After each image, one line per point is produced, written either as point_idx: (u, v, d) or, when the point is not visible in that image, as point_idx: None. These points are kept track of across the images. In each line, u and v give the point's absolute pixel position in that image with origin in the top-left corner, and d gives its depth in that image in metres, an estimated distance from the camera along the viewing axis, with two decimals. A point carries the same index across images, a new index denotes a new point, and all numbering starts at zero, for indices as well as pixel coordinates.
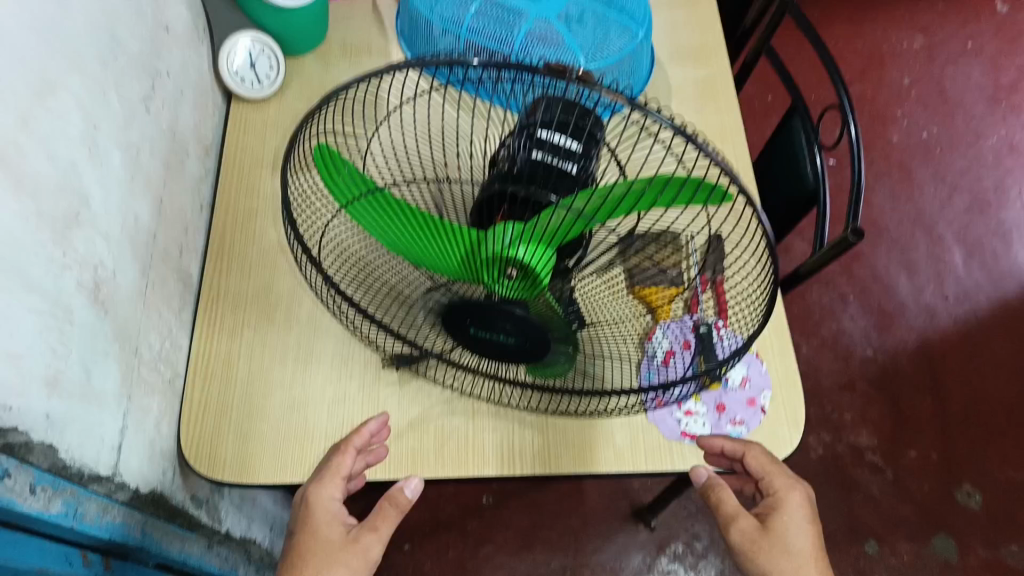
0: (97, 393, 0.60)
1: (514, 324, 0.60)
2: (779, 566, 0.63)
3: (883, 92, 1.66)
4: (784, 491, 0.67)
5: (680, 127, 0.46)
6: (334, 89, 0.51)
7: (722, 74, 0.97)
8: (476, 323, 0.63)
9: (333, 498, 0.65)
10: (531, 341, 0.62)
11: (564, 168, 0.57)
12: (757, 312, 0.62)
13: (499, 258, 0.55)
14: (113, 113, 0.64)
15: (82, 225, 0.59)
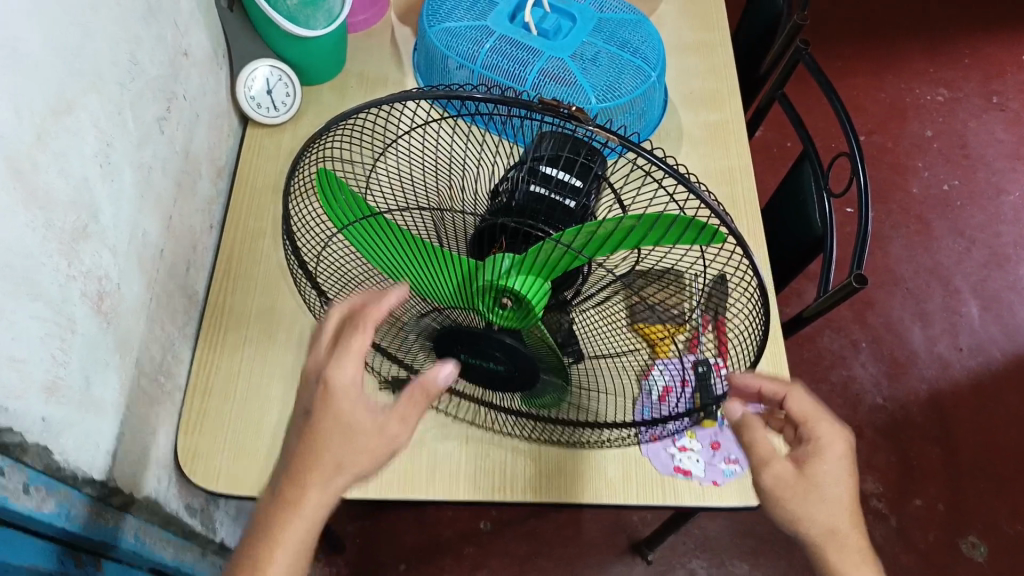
0: (97, 400, 0.62)
1: (503, 350, 0.61)
2: (811, 513, 0.56)
3: (903, 142, 1.66)
4: (828, 440, 0.57)
5: (674, 170, 0.47)
6: (338, 115, 0.52)
7: (734, 119, 0.98)
8: (467, 350, 0.64)
9: (354, 383, 0.53)
10: (520, 368, 0.64)
11: (562, 204, 0.59)
12: (750, 350, 0.62)
13: (492, 287, 0.56)
14: (129, 133, 0.66)
15: (91, 238, 0.61)
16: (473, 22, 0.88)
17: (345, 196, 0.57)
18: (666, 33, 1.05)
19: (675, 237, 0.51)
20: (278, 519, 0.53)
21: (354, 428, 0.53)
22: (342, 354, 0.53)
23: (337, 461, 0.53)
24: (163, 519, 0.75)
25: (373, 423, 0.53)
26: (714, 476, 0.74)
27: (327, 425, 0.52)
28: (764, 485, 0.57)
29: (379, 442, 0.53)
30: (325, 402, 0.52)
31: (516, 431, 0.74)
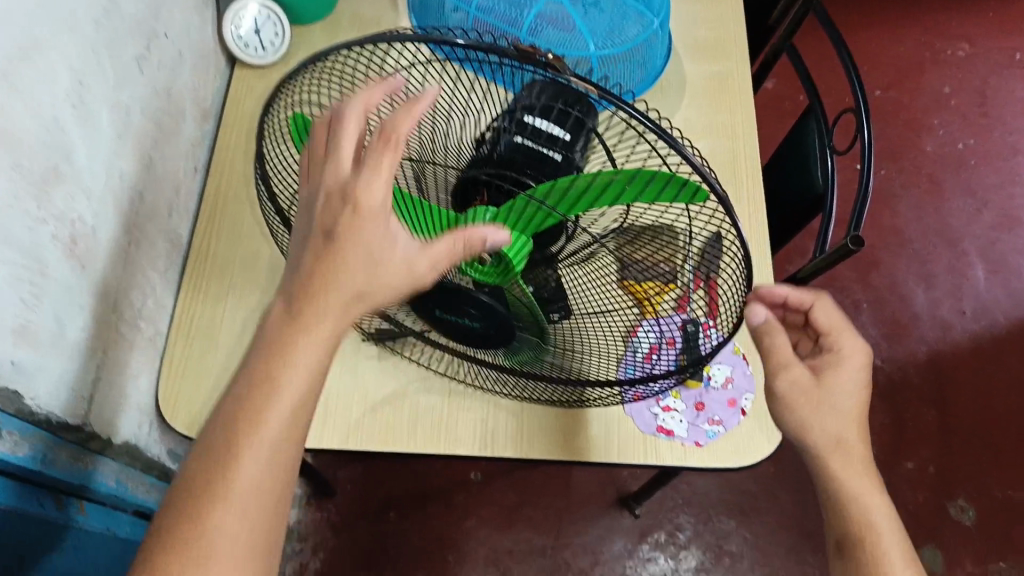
0: (71, 345, 0.61)
1: (478, 307, 0.60)
2: (824, 421, 0.60)
3: (919, 99, 1.61)
4: (848, 350, 0.62)
5: (651, 123, 0.45)
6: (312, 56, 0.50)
7: (739, 71, 0.94)
8: (443, 307, 0.63)
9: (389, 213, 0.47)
10: (495, 325, 0.63)
11: (549, 157, 0.56)
12: (735, 311, 0.60)
13: (470, 243, 0.54)
14: (105, 73, 0.64)
15: (64, 180, 0.59)
16: None
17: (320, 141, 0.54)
18: None
19: (654, 195, 0.49)
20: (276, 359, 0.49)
21: (381, 253, 0.47)
22: (370, 169, 0.45)
23: (359, 291, 0.48)
24: (145, 465, 0.76)
25: (404, 255, 0.48)
26: (696, 437, 0.73)
27: (348, 252, 0.47)
28: (778, 388, 0.61)
29: (406, 275, 0.48)
30: (349, 225, 0.46)
31: (497, 387, 0.73)
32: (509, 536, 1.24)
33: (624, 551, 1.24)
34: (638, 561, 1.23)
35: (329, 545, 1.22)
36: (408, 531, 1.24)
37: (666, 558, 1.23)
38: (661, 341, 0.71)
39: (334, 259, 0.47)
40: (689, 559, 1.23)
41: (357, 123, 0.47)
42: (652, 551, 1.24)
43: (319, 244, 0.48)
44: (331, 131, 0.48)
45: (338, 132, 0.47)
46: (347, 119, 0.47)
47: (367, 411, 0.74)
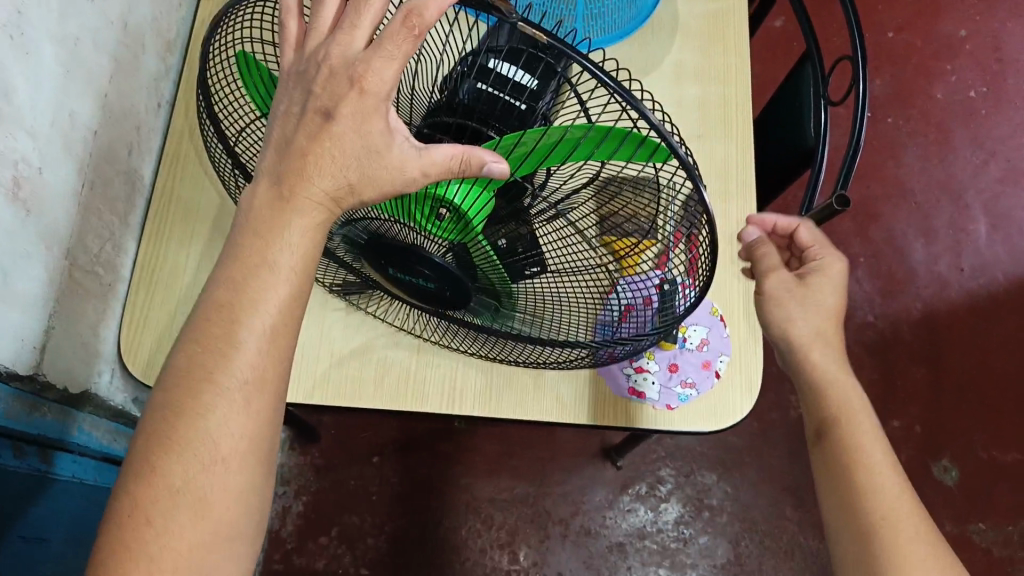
0: (13, 293, 0.59)
1: (431, 268, 0.58)
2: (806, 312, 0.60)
3: (934, 43, 1.54)
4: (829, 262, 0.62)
5: (608, 79, 0.40)
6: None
7: (738, 12, 0.88)
8: (394, 266, 0.61)
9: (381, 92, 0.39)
10: (449, 286, 0.61)
11: (513, 106, 0.52)
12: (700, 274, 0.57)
13: (429, 198, 0.52)
14: (47, 2, 0.60)
15: (3, 118, 0.56)
16: None
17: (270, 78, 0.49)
18: None
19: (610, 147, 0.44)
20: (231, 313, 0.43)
21: (380, 147, 0.40)
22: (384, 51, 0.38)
23: (348, 184, 0.41)
24: (110, 413, 0.75)
25: (400, 154, 0.40)
26: (667, 400, 0.73)
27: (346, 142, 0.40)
28: (766, 289, 0.61)
29: (398, 180, 0.41)
30: (352, 108, 0.40)
31: (458, 343, 0.71)
32: (491, 485, 1.24)
33: (605, 502, 1.24)
34: (618, 512, 1.23)
35: (311, 490, 1.22)
36: (389, 478, 1.24)
37: (646, 510, 1.24)
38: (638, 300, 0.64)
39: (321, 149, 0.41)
40: (669, 511, 1.24)
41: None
42: (633, 503, 1.24)
43: (314, 124, 0.41)
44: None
45: (362, 3, 0.39)
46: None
47: (333, 366, 0.72)
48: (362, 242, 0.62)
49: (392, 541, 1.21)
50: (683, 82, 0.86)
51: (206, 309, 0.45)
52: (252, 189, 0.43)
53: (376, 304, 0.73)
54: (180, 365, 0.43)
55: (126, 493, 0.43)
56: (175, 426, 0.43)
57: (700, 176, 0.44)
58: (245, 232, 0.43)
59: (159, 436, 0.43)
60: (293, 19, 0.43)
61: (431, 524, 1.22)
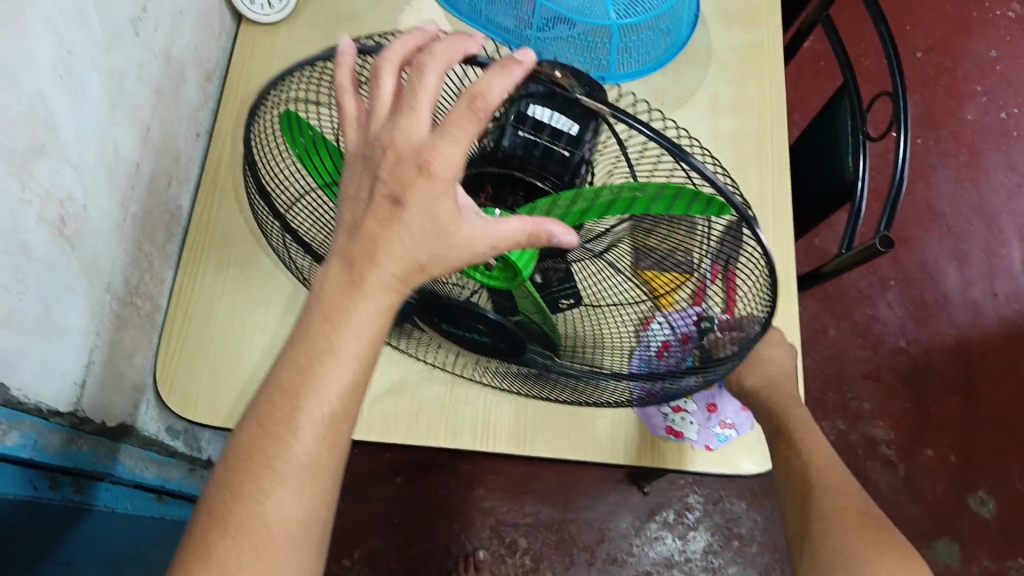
0: (59, 329, 0.59)
1: (486, 323, 0.58)
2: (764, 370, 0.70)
3: (964, 64, 1.52)
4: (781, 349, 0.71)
5: (661, 137, 0.40)
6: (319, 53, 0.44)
7: (774, 42, 0.87)
8: (448, 321, 0.61)
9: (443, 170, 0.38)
10: (504, 341, 0.60)
11: (557, 152, 0.52)
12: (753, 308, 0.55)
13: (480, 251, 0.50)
14: (94, 39, 0.60)
15: (48, 156, 0.56)
16: None
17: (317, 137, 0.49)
18: None
19: (669, 203, 0.45)
20: (278, 381, 0.41)
21: (447, 226, 0.40)
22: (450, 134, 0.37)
23: (418, 265, 0.40)
24: (142, 441, 0.75)
25: (468, 232, 0.40)
26: (706, 441, 0.72)
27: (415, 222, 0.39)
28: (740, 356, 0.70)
29: (467, 255, 0.41)
30: (424, 193, 0.39)
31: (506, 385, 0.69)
32: (516, 509, 1.23)
33: (631, 529, 1.23)
34: (645, 540, 1.22)
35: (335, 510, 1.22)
36: (413, 500, 1.23)
37: (673, 539, 1.22)
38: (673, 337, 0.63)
39: (388, 232, 0.40)
40: (697, 540, 1.22)
41: (439, 76, 0.37)
42: (660, 530, 1.23)
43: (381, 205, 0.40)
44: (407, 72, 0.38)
45: (415, 84, 0.38)
46: (429, 67, 0.37)
47: (370, 406, 0.72)
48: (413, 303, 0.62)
49: (414, 564, 1.21)
50: (720, 113, 0.85)
51: (268, 384, 0.42)
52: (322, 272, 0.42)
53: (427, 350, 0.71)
54: (240, 441, 0.41)
55: (184, 569, 0.41)
56: (233, 506, 0.41)
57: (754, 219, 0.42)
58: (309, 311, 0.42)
59: (218, 513, 0.41)
60: (349, 96, 0.41)
61: (456, 548, 1.22)
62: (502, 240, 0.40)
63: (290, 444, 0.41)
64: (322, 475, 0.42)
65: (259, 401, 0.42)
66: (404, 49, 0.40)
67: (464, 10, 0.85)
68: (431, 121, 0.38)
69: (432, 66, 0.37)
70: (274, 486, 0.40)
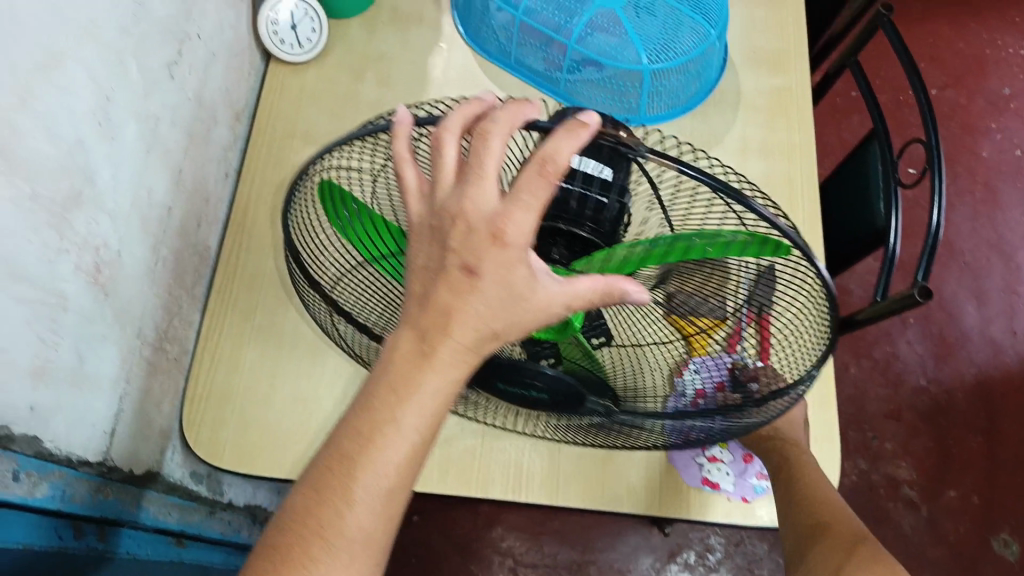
0: (90, 378, 0.58)
1: (545, 381, 0.57)
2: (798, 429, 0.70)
3: (978, 101, 1.53)
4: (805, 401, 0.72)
5: (717, 181, 0.39)
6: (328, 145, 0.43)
7: (802, 86, 0.87)
8: (507, 382, 0.60)
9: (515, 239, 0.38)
10: (562, 397, 0.59)
11: (593, 199, 0.53)
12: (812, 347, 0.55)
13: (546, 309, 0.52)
14: (132, 84, 0.60)
15: (85, 204, 0.55)
16: None
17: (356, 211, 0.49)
18: None
19: (723, 248, 0.47)
20: (334, 449, 0.41)
21: (523, 292, 0.39)
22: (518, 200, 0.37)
23: (491, 333, 0.39)
24: (168, 488, 0.72)
25: (546, 295, 0.39)
26: (743, 492, 0.71)
27: (482, 294, 0.38)
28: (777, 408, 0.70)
29: (536, 318, 0.40)
30: (493, 261, 0.38)
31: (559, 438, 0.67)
32: (535, 549, 1.21)
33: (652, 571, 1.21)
34: None
35: None
36: (431, 540, 1.22)
37: None
38: (708, 385, 0.62)
39: (460, 303, 0.39)
40: None
41: (503, 140, 0.38)
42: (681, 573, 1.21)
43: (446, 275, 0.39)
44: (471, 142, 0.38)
45: (481, 153, 0.38)
46: (493, 133, 0.38)
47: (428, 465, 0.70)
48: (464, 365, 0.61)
49: None
50: (749, 157, 0.84)
51: (324, 453, 0.41)
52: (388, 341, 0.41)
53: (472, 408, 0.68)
54: (296, 510, 0.40)
55: None
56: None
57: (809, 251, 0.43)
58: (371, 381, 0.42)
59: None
60: (408, 166, 0.41)
61: None
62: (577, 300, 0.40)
63: (343, 518, 0.40)
64: (373, 549, 0.41)
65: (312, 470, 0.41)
66: (463, 116, 0.40)
67: (492, 50, 0.86)
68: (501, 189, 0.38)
69: (495, 134, 0.38)
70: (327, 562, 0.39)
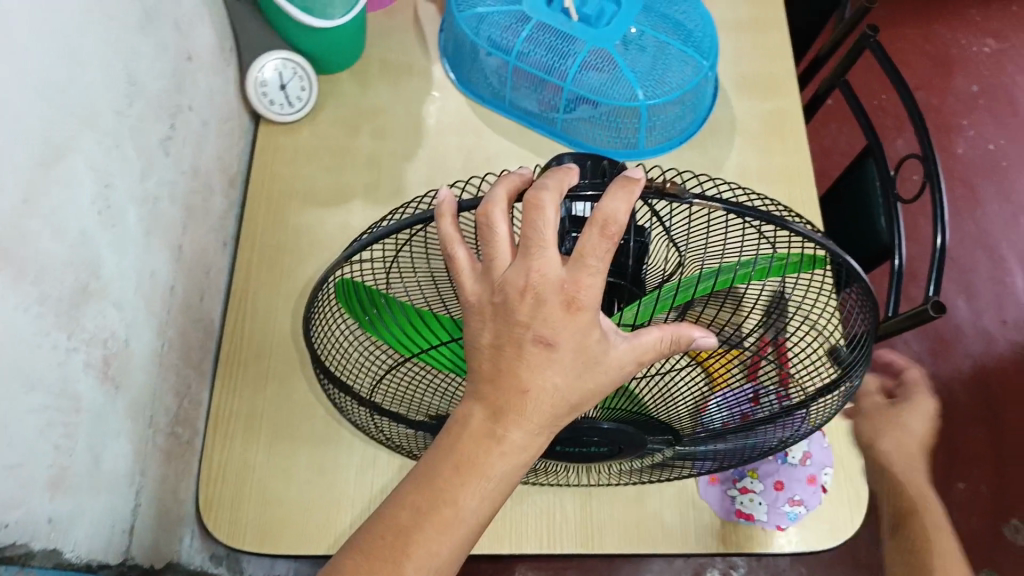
0: (105, 477, 0.56)
1: (602, 434, 0.58)
2: None
3: (949, 100, 1.55)
4: None
5: (766, 214, 0.42)
6: (347, 251, 0.43)
7: (795, 108, 0.88)
8: (565, 443, 0.60)
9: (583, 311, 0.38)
10: (622, 443, 0.61)
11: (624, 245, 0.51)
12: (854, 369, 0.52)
13: None
14: (130, 167, 0.57)
15: (92, 297, 0.53)
16: (508, 4, 0.79)
17: (389, 306, 0.49)
18: (719, 4, 0.93)
19: (782, 267, 0.49)
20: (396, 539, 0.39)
21: (594, 361, 0.40)
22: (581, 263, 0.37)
23: (571, 407, 0.40)
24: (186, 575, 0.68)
25: (618, 361, 0.40)
26: (777, 520, 0.70)
27: (546, 373, 0.39)
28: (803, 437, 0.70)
29: (610, 381, 0.41)
30: (560, 328, 0.38)
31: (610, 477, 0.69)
32: None
33: None
34: None
35: None
36: None
37: None
38: (734, 417, 0.58)
39: (532, 380, 0.39)
40: None
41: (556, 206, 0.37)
42: None
43: (505, 351, 0.39)
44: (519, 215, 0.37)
45: (537, 223, 0.36)
46: (546, 204, 0.36)
47: None
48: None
49: None
50: (752, 184, 0.84)
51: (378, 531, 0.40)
52: (453, 429, 0.40)
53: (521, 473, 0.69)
54: None
55: None
56: None
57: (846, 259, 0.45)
58: (430, 460, 0.40)
59: None
60: (459, 247, 0.40)
61: None
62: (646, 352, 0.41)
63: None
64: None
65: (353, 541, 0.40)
66: (506, 189, 0.40)
67: (487, 96, 0.85)
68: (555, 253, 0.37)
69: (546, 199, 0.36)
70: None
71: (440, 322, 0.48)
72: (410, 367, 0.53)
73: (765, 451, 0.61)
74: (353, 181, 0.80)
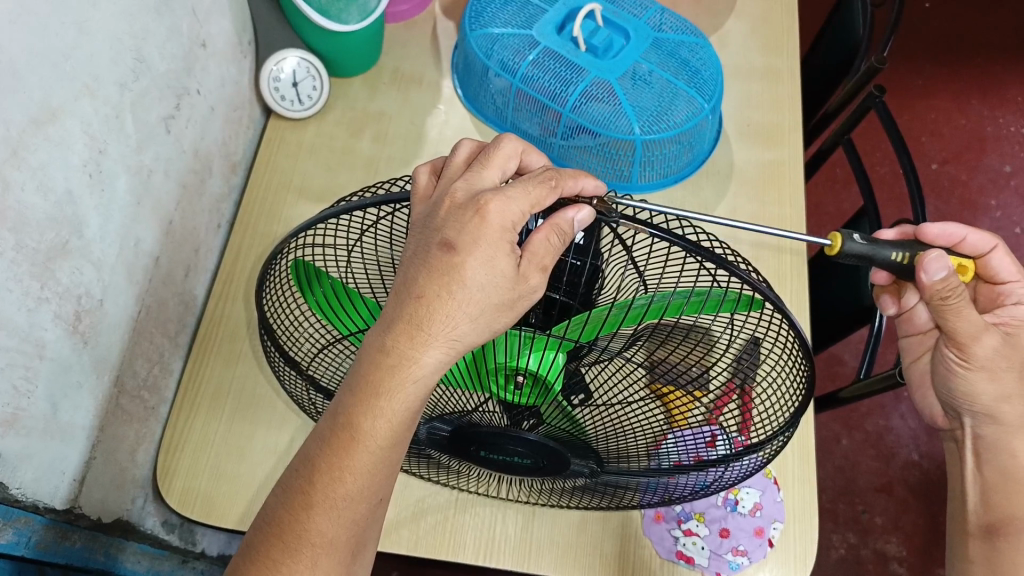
0: (61, 427, 0.58)
1: (525, 445, 0.59)
2: (776, 496, 0.71)
3: (978, 177, 1.54)
4: (785, 460, 0.74)
5: (691, 244, 0.43)
6: (292, 228, 0.48)
7: (793, 160, 0.88)
8: (487, 448, 0.62)
9: (477, 286, 0.43)
10: (546, 458, 0.61)
11: (568, 263, 0.53)
12: (793, 420, 0.52)
13: (506, 368, 0.54)
14: (127, 138, 0.60)
15: (71, 255, 0.56)
16: (520, 28, 0.82)
17: (322, 288, 0.53)
18: (734, 50, 0.95)
19: (700, 303, 0.49)
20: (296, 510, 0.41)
21: None
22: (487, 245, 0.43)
23: None
24: (139, 536, 0.72)
25: None
26: (718, 567, 0.69)
27: (467, 270, 0.43)
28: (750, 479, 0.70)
29: None
30: (473, 235, 0.44)
31: (557, 499, 0.70)
32: None
33: None
34: None
35: None
36: None
37: None
38: (686, 456, 0.59)
39: (433, 341, 0.43)
40: None
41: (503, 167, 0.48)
42: None
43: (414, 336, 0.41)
44: (468, 184, 0.46)
45: (480, 181, 0.47)
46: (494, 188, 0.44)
47: (412, 517, 0.71)
48: (439, 439, 0.63)
49: None
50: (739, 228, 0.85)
51: (307, 482, 0.45)
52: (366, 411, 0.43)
53: (457, 476, 0.72)
54: None
55: None
56: None
57: (778, 300, 0.45)
58: None
59: None
60: (421, 172, 0.50)
61: None
62: (544, 258, 0.45)
63: (321, 530, 0.45)
64: (331, 552, 0.46)
65: (294, 496, 0.46)
66: (469, 152, 0.50)
67: (490, 114, 0.87)
68: (498, 179, 0.48)
69: (509, 141, 0.49)
70: (296, 569, 0.45)
71: (359, 306, 0.53)
72: (336, 347, 0.57)
73: (716, 488, 0.61)
74: (349, 180, 0.83)
